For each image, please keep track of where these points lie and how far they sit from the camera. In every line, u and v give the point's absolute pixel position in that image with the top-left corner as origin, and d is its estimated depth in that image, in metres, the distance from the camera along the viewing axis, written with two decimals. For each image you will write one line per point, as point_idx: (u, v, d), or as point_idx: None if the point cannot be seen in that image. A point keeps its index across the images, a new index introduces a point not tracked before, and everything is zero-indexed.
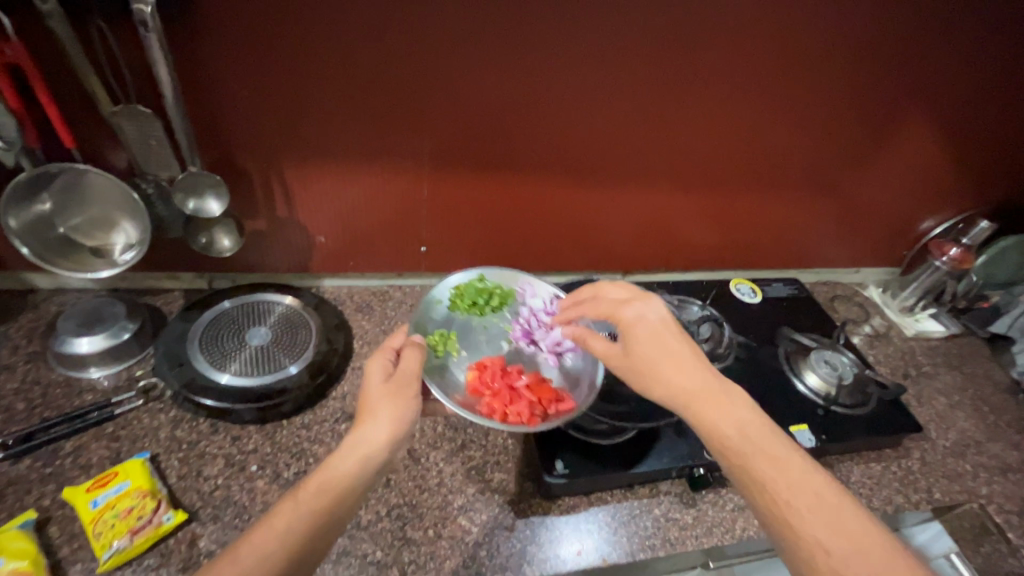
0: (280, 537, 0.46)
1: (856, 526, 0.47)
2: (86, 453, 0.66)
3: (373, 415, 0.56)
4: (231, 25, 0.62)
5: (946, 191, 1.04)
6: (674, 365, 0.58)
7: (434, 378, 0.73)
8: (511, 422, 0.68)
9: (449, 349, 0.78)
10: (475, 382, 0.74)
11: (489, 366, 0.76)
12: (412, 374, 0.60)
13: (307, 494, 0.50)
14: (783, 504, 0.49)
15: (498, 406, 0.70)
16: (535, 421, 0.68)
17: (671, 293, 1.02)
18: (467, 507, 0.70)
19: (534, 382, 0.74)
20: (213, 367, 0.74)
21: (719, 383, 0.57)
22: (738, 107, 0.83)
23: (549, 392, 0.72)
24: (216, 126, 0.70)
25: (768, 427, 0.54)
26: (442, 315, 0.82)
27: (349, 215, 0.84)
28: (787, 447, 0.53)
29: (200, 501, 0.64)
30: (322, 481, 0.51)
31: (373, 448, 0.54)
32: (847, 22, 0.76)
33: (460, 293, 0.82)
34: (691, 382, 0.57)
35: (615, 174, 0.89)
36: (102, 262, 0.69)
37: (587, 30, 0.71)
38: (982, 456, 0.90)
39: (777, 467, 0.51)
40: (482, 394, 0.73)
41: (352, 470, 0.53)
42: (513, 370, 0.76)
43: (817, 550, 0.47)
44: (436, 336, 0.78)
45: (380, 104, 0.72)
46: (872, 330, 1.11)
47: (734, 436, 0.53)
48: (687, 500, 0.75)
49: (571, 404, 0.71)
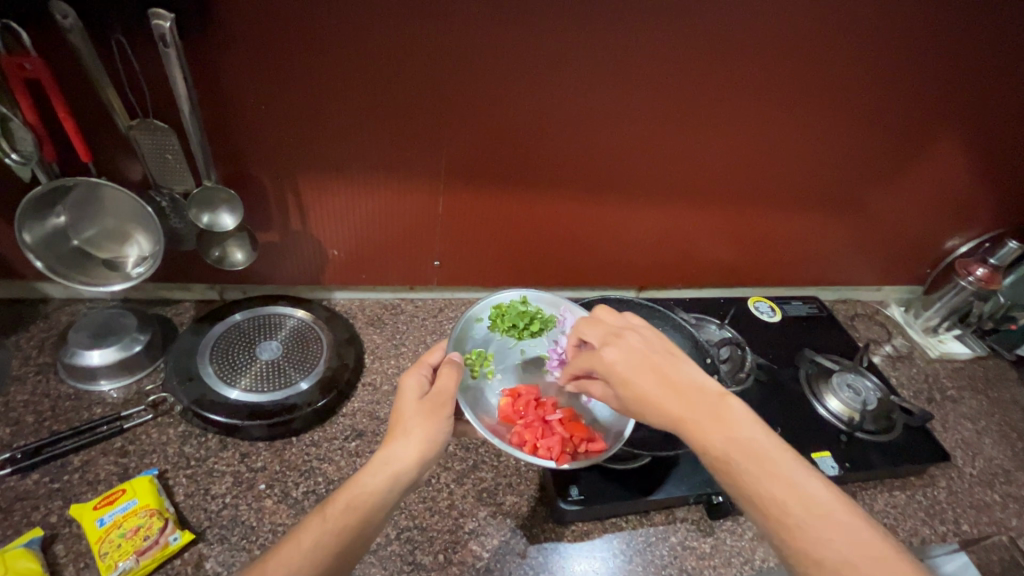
0: (304, 550, 0.46)
1: (851, 535, 0.46)
2: (94, 468, 0.65)
3: (406, 432, 0.56)
4: (249, 39, 0.61)
5: (972, 210, 1.01)
6: (660, 393, 0.56)
7: (467, 397, 0.72)
8: (539, 457, 0.66)
9: (484, 370, 0.76)
10: (508, 409, 0.73)
11: (524, 394, 0.74)
12: (446, 394, 0.61)
13: (337, 508, 0.50)
14: (777, 519, 0.48)
15: (529, 438, 0.68)
16: (564, 458, 0.66)
17: (686, 310, 1.00)
18: (478, 531, 0.68)
19: (568, 416, 0.72)
20: (224, 382, 0.73)
21: (707, 401, 0.55)
22: (761, 123, 0.81)
23: (582, 430, 0.69)
24: (231, 140, 0.69)
25: (758, 440, 0.52)
26: (481, 335, 0.81)
27: (363, 229, 0.83)
28: (780, 458, 0.51)
29: (208, 520, 0.63)
30: (351, 498, 0.51)
31: (403, 466, 0.54)
32: (874, 38, 0.74)
33: (501, 312, 0.80)
34: (679, 405, 0.55)
35: (632, 190, 0.87)
36: (116, 275, 0.69)
37: (608, 45, 0.70)
38: (1011, 485, 0.87)
39: (769, 483, 0.49)
40: (513, 422, 0.71)
41: (382, 487, 0.52)
42: (548, 402, 0.74)
43: (814, 570, 0.45)
44: (473, 355, 0.76)
45: (397, 119, 0.71)
46: (894, 350, 1.08)
47: (725, 456, 0.51)
48: (705, 528, 0.72)
49: (603, 445, 0.69)
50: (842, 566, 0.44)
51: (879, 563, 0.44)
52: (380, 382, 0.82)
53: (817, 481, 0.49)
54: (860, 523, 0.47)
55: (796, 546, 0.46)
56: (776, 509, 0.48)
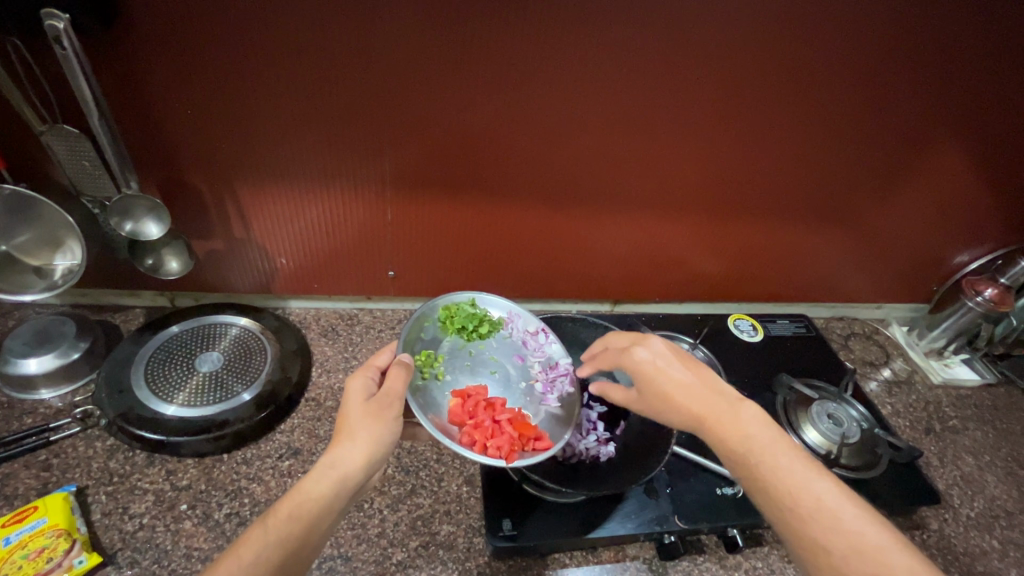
0: (247, 567, 0.41)
1: (855, 526, 0.46)
2: (13, 482, 0.64)
3: (352, 434, 0.51)
4: (162, 41, 0.57)
5: (983, 223, 0.92)
6: (684, 394, 0.56)
7: (417, 399, 0.66)
8: (488, 455, 0.60)
9: (434, 372, 0.71)
10: (457, 410, 0.67)
11: (473, 396, 0.68)
12: (395, 394, 0.55)
13: (278, 518, 0.45)
14: (788, 508, 0.48)
15: (478, 437, 0.62)
16: (513, 456, 0.60)
17: (657, 327, 0.95)
18: (406, 563, 0.64)
19: (516, 416, 0.66)
20: (157, 398, 0.70)
21: (728, 402, 0.56)
22: (731, 131, 0.75)
23: (529, 428, 0.65)
24: (157, 149, 0.66)
25: (774, 439, 0.52)
26: (431, 335, 0.75)
27: (310, 238, 0.80)
28: (793, 456, 0.51)
29: (121, 542, 0.61)
30: (295, 506, 0.46)
31: (348, 472, 0.49)
32: (858, 38, 0.67)
33: (451, 313, 0.75)
34: (701, 406, 0.55)
35: (596, 200, 0.82)
36: (41, 283, 0.67)
37: (556, 44, 0.63)
38: (1014, 530, 0.78)
39: (782, 475, 0.49)
40: (463, 422, 0.65)
41: (325, 495, 0.47)
42: (498, 401, 0.68)
43: (824, 558, 0.45)
44: (422, 356, 0.71)
45: (334, 126, 0.67)
46: (892, 375, 1.00)
47: (740, 449, 0.52)
48: (657, 568, 0.67)
49: (549, 442, 0.64)
50: (849, 553, 0.44)
51: (884, 554, 0.44)
52: (324, 398, 0.79)
53: (830, 479, 0.49)
54: (867, 518, 0.46)
55: (803, 534, 0.46)
56: (789, 499, 0.48)
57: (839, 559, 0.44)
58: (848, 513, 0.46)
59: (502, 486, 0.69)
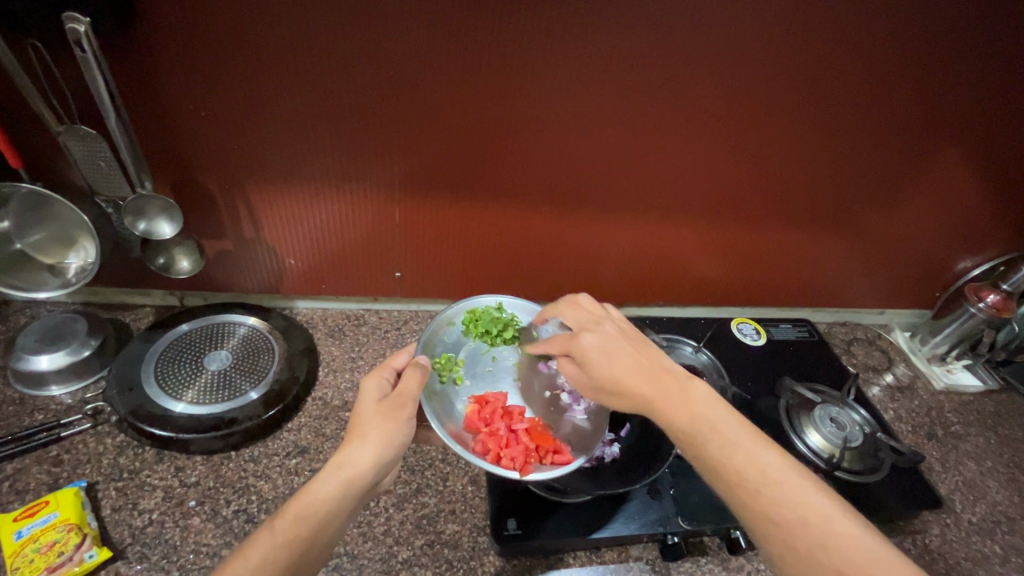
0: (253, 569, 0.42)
1: (800, 496, 0.46)
2: (25, 477, 0.65)
3: (362, 436, 0.52)
4: (178, 45, 0.58)
5: (986, 229, 0.92)
6: (633, 376, 0.56)
7: (433, 404, 0.67)
8: (502, 467, 0.60)
9: (453, 376, 0.72)
10: (474, 416, 0.67)
11: (491, 402, 0.69)
12: (409, 395, 0.56)
13: (286, 520, 0.46)
14: (737, 484, 0.48)
15: (492, 447, 0.62)
16: (528, 469, 0.61)
17: (660, 329, 0.96)
18: (411, 561, 0.64)
19: (534, 427, 0.67)
20: (167, 395, 0.71)
21: (677, 381, 0.56)
22: (735, 136, 0.76)
23: (548, 441, 0.65)
24: (169, 149, 0.68)
25: (723, 417, 0.52)
26: (453, 339, 0.76)
27: (318, 239, 0.81)
28: (739, 431, 0.51)
29: (131, 537, 0.62)
30: (302, 507, 0.47)
31: (357, 472, 0.49)
32: (861, 46, 0.68)
33: (475, 317, 0.77)
34: (648, 387, 0.55)
35: (601, 205, 0.83)
36: (55, 280, 0.69)
37: (565, 51, 0.64)
38: (1015, 536, 0.79)
39: (728, 453, 0.50)
40: (478, 430, 0.66)
41: (334, 495, 0.48)
42: (516, 410, 0.69)
43: (772, 530, 0.46)
44: (442, 359, 0.72)
45: (342, 128, 0.68)
46: (895, 380, 1.01)
47: (689, 429, 0.52)
48: (660, 569, 0.67)
49: (569, 457, 0.64)
50: (795, 525, 0.45)
51: (827, 522, 0.45)
52: (331, 397, 0.80)
53: (773, 450, 0.50)
54: (809, 485, 0.47)
55: (755, 509, 0.47)
56: (736, 475, 0.48)
57: (787, 531, 0.45)
58: (789, 483, 0.47)
59: (508, 488, 0.69)
